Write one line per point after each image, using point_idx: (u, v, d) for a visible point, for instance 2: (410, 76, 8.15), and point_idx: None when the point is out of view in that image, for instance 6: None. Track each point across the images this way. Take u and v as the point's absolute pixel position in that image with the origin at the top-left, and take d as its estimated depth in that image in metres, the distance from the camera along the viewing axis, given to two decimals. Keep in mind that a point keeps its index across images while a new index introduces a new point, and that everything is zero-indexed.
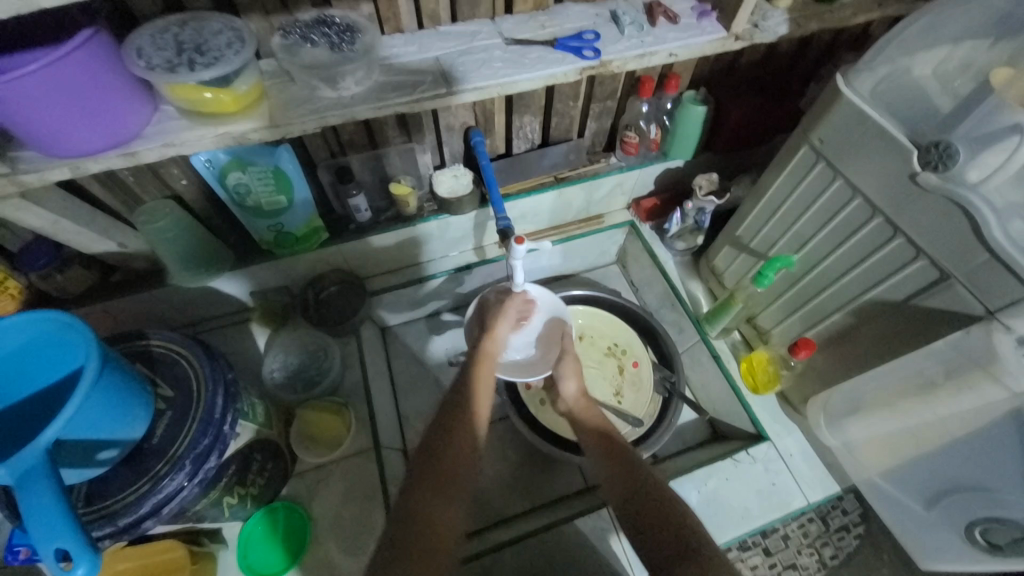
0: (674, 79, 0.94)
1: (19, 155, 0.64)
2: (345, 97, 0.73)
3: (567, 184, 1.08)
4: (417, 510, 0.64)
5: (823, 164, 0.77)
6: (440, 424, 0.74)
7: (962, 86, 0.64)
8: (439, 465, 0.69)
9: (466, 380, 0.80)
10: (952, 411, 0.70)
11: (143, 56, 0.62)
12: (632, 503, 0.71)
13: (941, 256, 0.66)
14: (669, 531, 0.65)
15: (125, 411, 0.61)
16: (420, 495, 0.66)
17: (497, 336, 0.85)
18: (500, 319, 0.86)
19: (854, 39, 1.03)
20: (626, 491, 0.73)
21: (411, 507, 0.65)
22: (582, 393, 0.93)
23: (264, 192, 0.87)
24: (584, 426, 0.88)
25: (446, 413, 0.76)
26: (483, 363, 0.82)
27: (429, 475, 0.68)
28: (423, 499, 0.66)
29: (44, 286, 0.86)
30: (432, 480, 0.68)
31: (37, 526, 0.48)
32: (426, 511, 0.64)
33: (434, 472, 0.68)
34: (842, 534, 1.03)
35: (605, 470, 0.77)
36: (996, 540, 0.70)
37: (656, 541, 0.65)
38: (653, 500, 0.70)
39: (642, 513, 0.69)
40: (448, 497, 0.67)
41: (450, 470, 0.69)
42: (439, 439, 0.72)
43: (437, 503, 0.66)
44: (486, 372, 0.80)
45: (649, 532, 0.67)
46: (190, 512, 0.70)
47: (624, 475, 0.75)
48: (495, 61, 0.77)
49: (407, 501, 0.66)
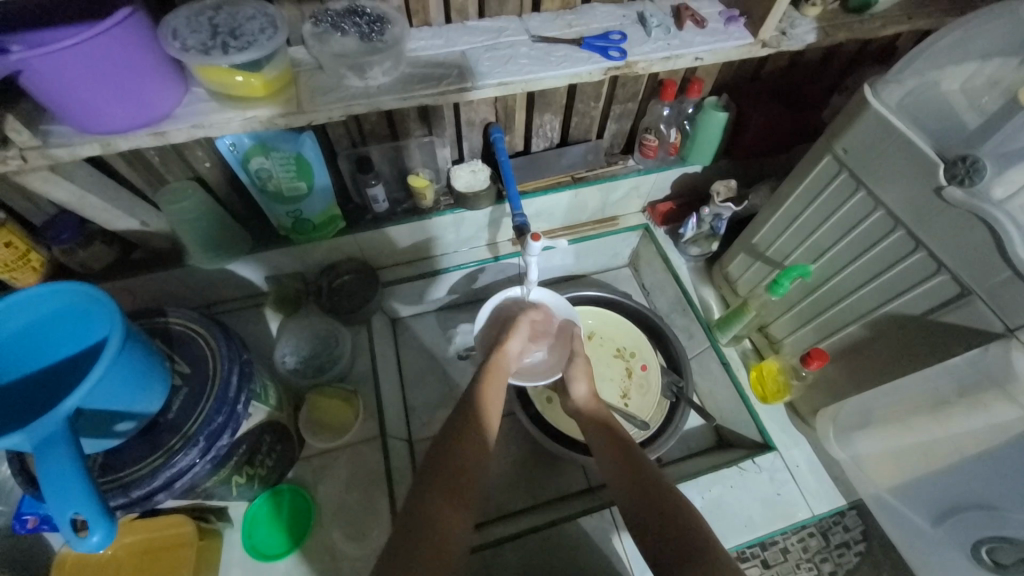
0: (697, 83, 0.94)
1: (50, 129, 0.66)
2: (372, 87, 0.74)
3: (584, 184, 1.07)
4: (426, 511, 0.65)
5: (846, 174, 0.77)
6: (450, 429, 0.75)
7: (989, 103, 0.62)
8: (450, 466, 0.70)
9: (475, 389, 0.82)
10: (964, 429, 0.70)
11: (178, 38, 0.63)
12: (643, 507, 0.70)
13: (963, 271, 0.65)
14: (672, 532, 0.66)
15: (144, 384, 0.62)
16: (431, 498, 0.67)
17: (506, 350, 0.90)
18: (512, 334, 0.92)
19: (880, 51, 1.02)
20: (632, 491, 0.73)
21: (415, 506, 0.66)
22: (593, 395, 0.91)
23: (285, 177, 0.88)
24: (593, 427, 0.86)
25: (452, 421, 0.77)
26: (491, 374, 0.85)
27: (435, 478, 0.69)
28: (433, 501, 0.66)
29: (66, 260, 0.88)
30: (444, 479, 0.69)
31: (52, 492, 0.49)
32: (433, 514, 0.65)
33: (445, 471, 0.70)
34: (842, 550, 1.00)
35: (616, 472, 0.76)
36: (1001, 559, 0.70)
37: (659, 541, 0.66)
38: (660, 500, 0.70)
39: (646, 513, 0.70)
40: (456, 498, 0.68)
41: (462, 471, 0.70)
42: (448, 442, 0.73)
43: (448, 507, 0.66)
44: (494, 383, 0.84)
45: (653, 533, 0.67)
46: (200, 488, 0.71)
47: (631, 477, 0.74)
48: (520, 57, 0.78)
49: (412, 501, 0.67)
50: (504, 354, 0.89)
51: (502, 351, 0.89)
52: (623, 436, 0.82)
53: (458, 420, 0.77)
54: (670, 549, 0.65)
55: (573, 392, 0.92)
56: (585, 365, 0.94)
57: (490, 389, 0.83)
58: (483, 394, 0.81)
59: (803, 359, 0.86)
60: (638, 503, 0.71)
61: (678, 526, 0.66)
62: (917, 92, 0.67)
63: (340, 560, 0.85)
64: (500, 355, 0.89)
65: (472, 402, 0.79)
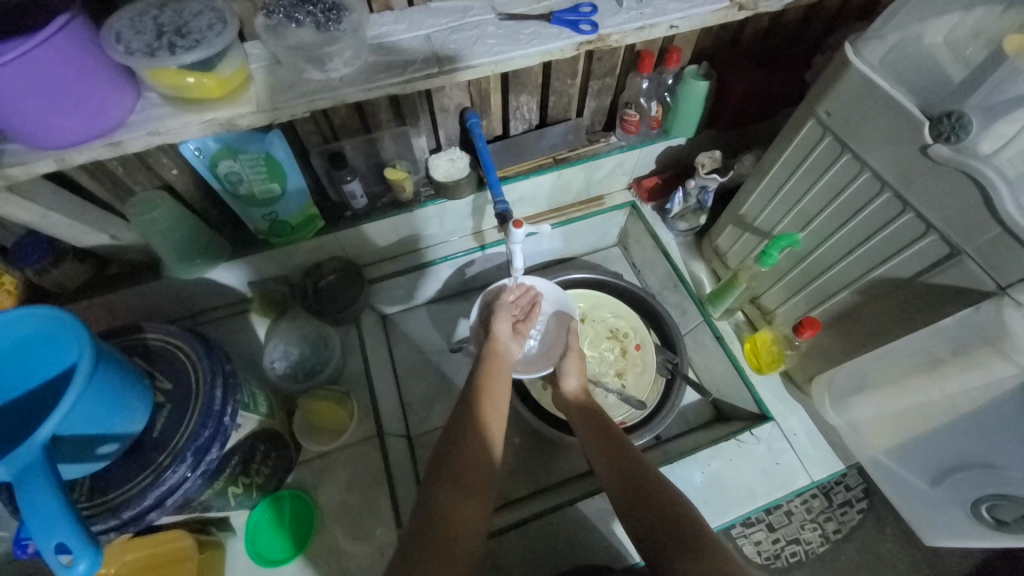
0: (674, 53, 0.91)
1: (2, 148, 0.63)
2: (334, 79, 0.70)
3: (567, 165, 1.05)
4: (434, 504, 0.65)
5: (830, 138, 0.75)
6: (455, 425, 0.75)
7: (974, 54, 0.59)
8: (456, 462, 0.69)
9: (478, 378, 0.83)
10: (958, 389, 0.69)
11: (122, 41, 0.59)
12: (630, 496, 0.70)
13: (952, 231, 0.64)
14: (667, 524, 0.65)
15: (124, 405, 0.60)
16: (445, 491, 0.67)
17: (497, 335, 0.91)
18: (497, 319, 0.93)
19: (861, 7, 0.98)
20: (622, 486, 0.72)
21: (433, 500, 0.66)
22: (582, 388, 0.90)
23: (256, 179, 0.85)
24: (580, 419, 0.86)
25: (457, 423, 0.75)
26: (494, 361, 0.86)
27: (451, 474, 0.68)
28: (442, 496, 0.66)
29: (40, 280, 0.86)
30: (451, 474, 0.68)
31: (36, 523, 0.48)
32: (441, 505, 0.65)
33: (450, 465, 0.69)
34: (845, 508, 1.16)
35: (602, 462, 0.76)
36: (1003, 517, 0.71)
37: (650, 534, 0.66)
38: (652, 491, 0.70)
39: (636, 506, 0.69)
40: (463, 491, 0.67)
41: (467, 465, 0.70)
42: (456, 438, 0.73)
43: (461, 500, 0.66)
44: (498, 369, 0.85)
45: (642, 522, 0.67)
46: (196, 502, 0.70)
47: (616, 467, 0.74)
48: (488, 37, 0.74)
49: (430, 497, 0.66)
50: (500, 340, 0.90)
51: (497, 337, 0.90)
52: (614, 428, 0.82)
53: (461, 419, 0.76)
54: (662, 539, 0.64)
55: (563, 385, 0.91)
56: (575, 360, 0.94)
57: (491, 377, 0.83)
58: (488, 382, 0.81)
59: (795, 329, 0.85)
60: (624, 491, 0.71)
61: (671, 520, 0.66)
62: (899, 47, 0.64)
63: (347, 560, 0.86)
64: (497, 343, 0.90)
65: (472, 398, 0.79)
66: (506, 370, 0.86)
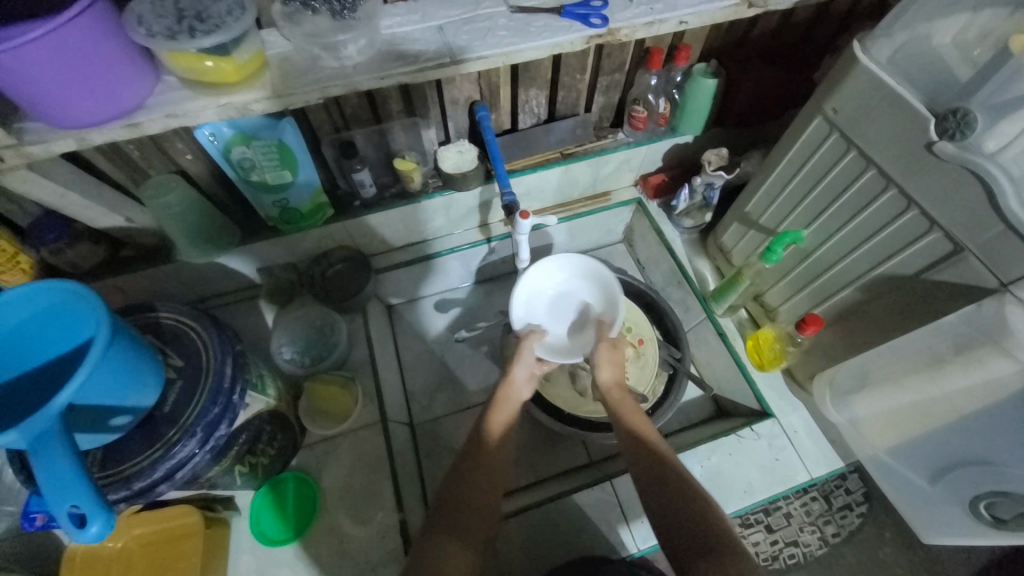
0: (685, 50, 0.92)
1: (25, 126, 0.65)
2: (348, 67, 0.71)
3: (574, 160, 1.06)
4: (425, 554, 0.65)
5: (836, 136, 0.75)
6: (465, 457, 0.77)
7: (981, 55, 0.59)
8: (467, 508, 0.71)
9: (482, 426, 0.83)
10: (958, 386, 0.70)
11: (143, 23, 0.60)
12: (662, 501, 0.69)
13: (954, 227, 0.65)
14: (698, 533, 0.64)
15: (137, 378, 0.62)
16: (438, 540, 0.67)
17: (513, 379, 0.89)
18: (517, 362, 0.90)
19: (872, 8, 0.98)
20: (654, 489, 0.71)
21: (427, 553, 0.65)
22: (617, 383, 0.87)
23: (268, 165, 0.86)
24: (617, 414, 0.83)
25: (460, 467, 0.76)
26: (497, 406, 0.86)
27: (450, 524, 0.69)
28: (438, 542, 0.66)
29: (55, 261, 0.88)
30: (455, 522, 0.69)
31: (51, 487, 0.50)
32: (436, 551, 0.65)
33: (460, 503, 0.71)
34: (845, 512, 1.15)
35: (635, 462, 0.75)
36: (1002, 515, 0.71)
37: (680, 541, 0.64)
38: (684, 499, 0.68)
39: (663, 512, 0.68)
40: (461, 539, 0.67)
41: (469, 510, 0.71)
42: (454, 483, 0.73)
43: (451, 549, 0.66)
44: (499, 416, 0.84)
45: (673, 528, 0.66)
46: (202, 479, 0.72)
47: (649, 471, 0.73)
48: (499, 29, 0.75)
49: (427, 546, 0.67)
50: (511, 383, 0.89)
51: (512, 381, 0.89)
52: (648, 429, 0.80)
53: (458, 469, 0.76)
54: (691, 548, 0.63)
55: (597, 376, 0.89)
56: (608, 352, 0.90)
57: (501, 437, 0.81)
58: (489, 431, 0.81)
59: (798, 326, 0.85)
60: (658, 495, 0.70)
61: (703, 529, 0.64)
62: (907, 46, 0.65)
63: (349, 543, 0.86)
64: (508, 390, 0.88)
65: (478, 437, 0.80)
66: (510, 416, 0.85)
